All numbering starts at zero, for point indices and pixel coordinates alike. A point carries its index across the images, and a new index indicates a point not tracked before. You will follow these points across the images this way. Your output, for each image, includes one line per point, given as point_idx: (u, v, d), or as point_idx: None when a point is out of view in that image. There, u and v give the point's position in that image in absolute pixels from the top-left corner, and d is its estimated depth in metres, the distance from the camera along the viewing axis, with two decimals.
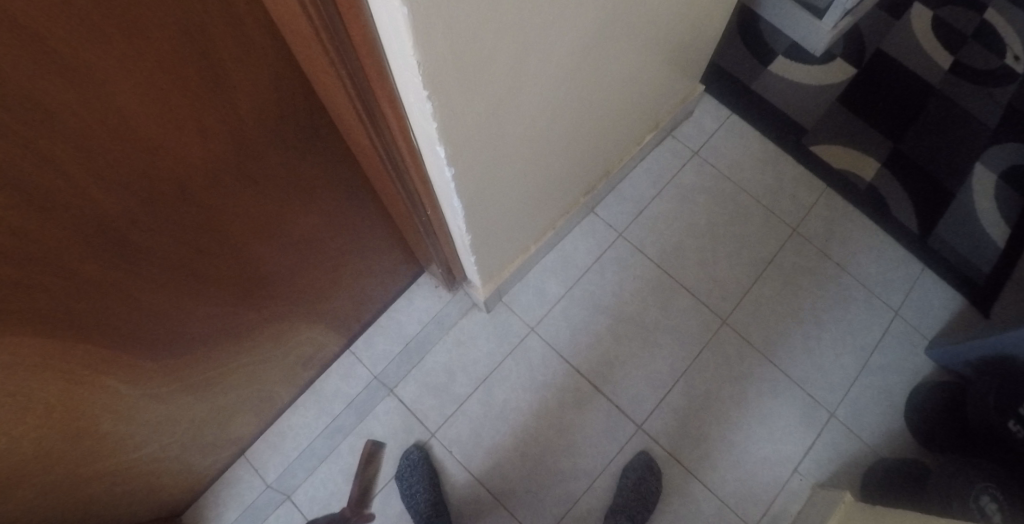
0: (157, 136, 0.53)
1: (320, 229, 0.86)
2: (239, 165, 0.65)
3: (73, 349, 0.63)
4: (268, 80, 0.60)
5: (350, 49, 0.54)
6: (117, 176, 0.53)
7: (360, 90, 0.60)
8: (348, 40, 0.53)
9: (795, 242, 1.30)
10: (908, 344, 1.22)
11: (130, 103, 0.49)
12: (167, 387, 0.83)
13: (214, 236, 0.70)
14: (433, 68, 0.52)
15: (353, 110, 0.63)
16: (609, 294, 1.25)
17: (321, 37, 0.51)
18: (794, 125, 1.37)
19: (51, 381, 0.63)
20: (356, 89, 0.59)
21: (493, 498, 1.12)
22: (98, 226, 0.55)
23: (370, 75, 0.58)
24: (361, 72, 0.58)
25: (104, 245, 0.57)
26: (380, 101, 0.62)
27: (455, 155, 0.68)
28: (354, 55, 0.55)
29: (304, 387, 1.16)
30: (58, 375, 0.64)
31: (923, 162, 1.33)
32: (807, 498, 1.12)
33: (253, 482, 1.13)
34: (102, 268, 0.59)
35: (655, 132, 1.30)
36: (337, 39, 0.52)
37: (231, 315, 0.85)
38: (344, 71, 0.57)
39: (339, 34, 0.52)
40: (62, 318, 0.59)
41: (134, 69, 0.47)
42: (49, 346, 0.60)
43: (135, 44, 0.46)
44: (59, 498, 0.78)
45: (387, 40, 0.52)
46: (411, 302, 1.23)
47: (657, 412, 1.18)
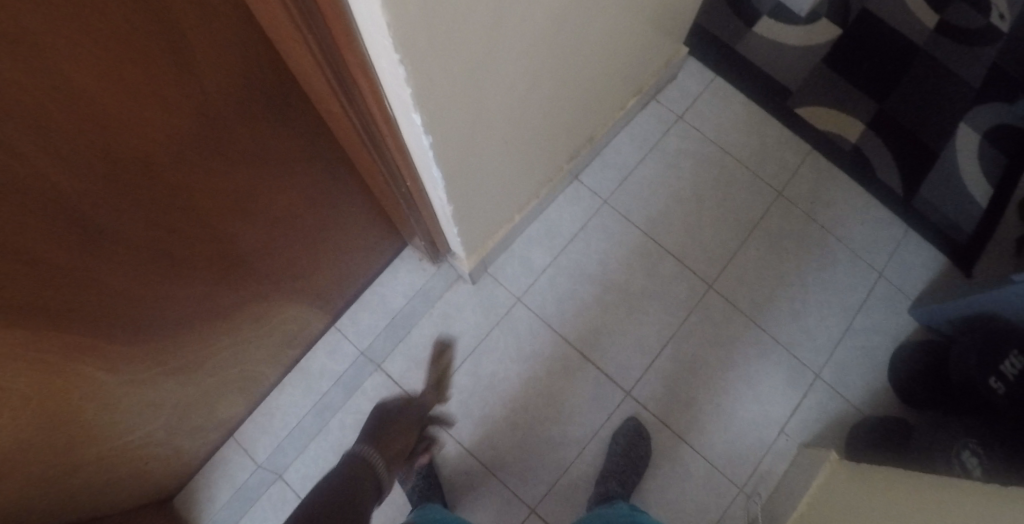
0: (118, 114, 0.51)
1: (296, 204, 0.84)
2: (209, 143, 0.63)
3: (49, 339, 0.62)
4: (232, 49, 0.57)
5: (317, 14, 0.51)
6: (80, 158, 0.51)
7: (330, 57, 0.57)
8: (315, 4, 0.50)
9: (781, 206, 1.29)
10: (892, 305, 1.23)
11: (87, 80, 0.46)
12: (149, 371, 0.81)
13: (186, 216, 0.68)
14: (405, 31, 0.49)
15: (323, 78, 0.60)
16: (596, 263, 1.24)
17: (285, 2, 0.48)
18: (779, 87, 1.35)
19: (28, 372, 0.62)
20: (327, 56, 0.57)
21: (485, 469, 1.13)
22: (64, 211, 0.53)
23: (340, 41, 0.55)
24: (330, 38, 0.55)
25: (71, 231, 0.55)
26: (351, 68, 0.60)
27: (432, 123, 0.66)
28: (322, 21, 0.52)
29: (290, 365, 1.15)
30: (35, 367, 0.62)
31: (907, 123, 1.33)
32: (792, 458, 1.14)
33: (245, 462, 1.12)
34: (71, 255, 0.57)
35: (638, 97, 1.27)
36: (302, 3, 0.49)
37: (211, 297, 0.83)
38: (312, 37, 0.54)
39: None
40: (35, 309, 0.57)
41: (90, 44, 0.44)
42: (23, 338, 0.58)
43: (89, 17, 0.43)
44: (49, 488, 0.77)
45: (355, 3, 0.49)
46: (396, 276, 1.21)
47: (644, 379, 1.18)
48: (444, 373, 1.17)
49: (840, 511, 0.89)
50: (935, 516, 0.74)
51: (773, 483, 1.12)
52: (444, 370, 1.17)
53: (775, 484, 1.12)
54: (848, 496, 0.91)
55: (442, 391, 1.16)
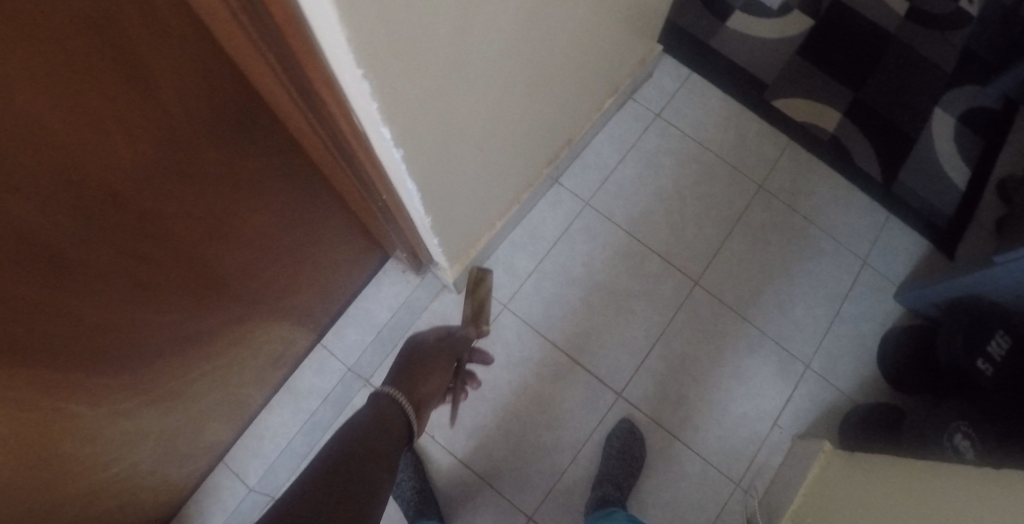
0: (79, 144, 0.50)
1: (273, 224, 0.84)
2: (179, 167, 0.62)
3: (25, 377, 0.60)
4: (196, 73, 0.57)
5: (277, 33, 0.50)
6: (42, 192, 0.50)
7: (294, 76, 0.56)
8: (274, 24, 0.48)
9: (762, 199, 1.30)
10: (878, 292, 1.23)
11: (44, 113, 0.45)
12: (130, 401, 0.80)
13: (158, 242, 0.67)
14: (366, 46, 0.48)
15: (288, 95, 0.59)
16: (581, 266, 1.24)
17: (240, 20, 0.47)
18: (755, 80, 1.36)
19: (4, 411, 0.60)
20: (291, 75, 0.56)
21: (479, 479, 1.12)
22: (31, 246, 0.52)
23: (302, 60, 0.53)
24: (293, 58, 0.54)
25: (39, 266, 0.54)
26: (316, 86, 0.58)
27: (402, 137, 0.65)
28: (283, 40, 0.51)
29: (278, 385, 1.14)
30: (11, 405, 0.61)
31: (884, 110, 1.33)
32: (787, 450, 1.14)
33: (236, 487, 1.11)
34: (42, 290, 0.56)
35: (615, 97, 1.27)
36: (259, 23, 0.48)
37: (191, 322, 0.82)
38: (273, 56, 0.52)
39: (262, 19, 0.47)
40: (8, 347, 0.56)
41: (42, 74, 0.43)
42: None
43: (39, 46, 0.42)
44: None
45: (317, 26, 0.47)
46: (380, 288, 1.20)
47: (635, 379, 1.18)
48: (481, 304, 1.17)
49: (846, 509, 0.87)
50: (939, 509, 0.73)
51: (769, 477, 1.12)
52: (481, 302, 1.17)
53: (771, 478, 1.12)
54: (852, 492, 0.90)
55: (481, 323, 1.14)
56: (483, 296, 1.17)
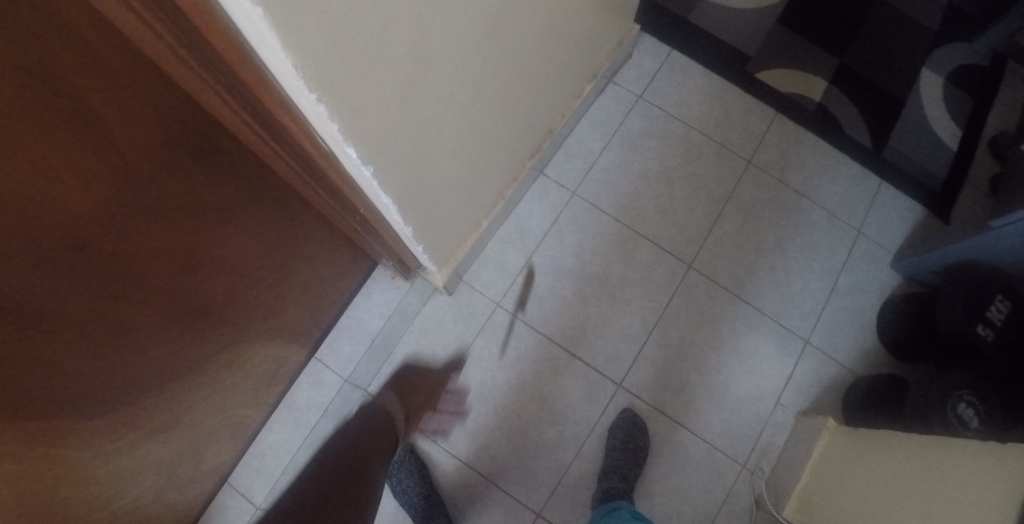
0: (37, 195, 0.49)
1: (246, 245, 0.83)
2: (141, 203, 0.61)
3: (7, 430, 0.59)
4: (134, 97, 0.57)
5: (219, 62, 0.47)
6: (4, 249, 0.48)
7: (247, 103, 0.55)
8: (215, 54, 0.46)
9: (752, 175, 1.27)
10: (874, 261, 1.22)
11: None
12: (124, 437, 0.79)
13: (130, 281, 0.66)
14: (315, 68, 0.46)
15: (242, 120, 0.58)
16: (571, 258, 1.22)
17: (180, 55, 0.45)
18: (737, 54, 1.33)
19: None
20: (240, 99, 0.54)
21: (484, 479, 1.11)
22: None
23: (247, 85, 0.51)
24: (240, 83, 0.51)
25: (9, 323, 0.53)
26: (268, 109, 0.56)
27: (368, 155, 0.64)
28: (228, 69, 0.49)
29: (275, 402, 1.12)
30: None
31: (871, 75, 1.30)
32: (792, 429, 1.13)
33: (242, 506, 1.09)
34: (16, 345, 0.55)
35: (595, 82, 1.24)
36: (200, 55, 0.45)
37: (179, 355, 0.81)
38: (218, 83, 0.50)
39: (200, 48, 0.45)
40: None
41: None
42: None
43: None
44: None
45: (265, 57, 0.45)
46: (370, 297, 1.17)
47: (635, 367, 1.17)
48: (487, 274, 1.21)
49: (858, 493, 0.86)
50: (949, 491, 0.71)
51: (775, 456, 1.12)
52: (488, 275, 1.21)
53: (778, 457, 1.11)
54: (862, 472, 0.88)
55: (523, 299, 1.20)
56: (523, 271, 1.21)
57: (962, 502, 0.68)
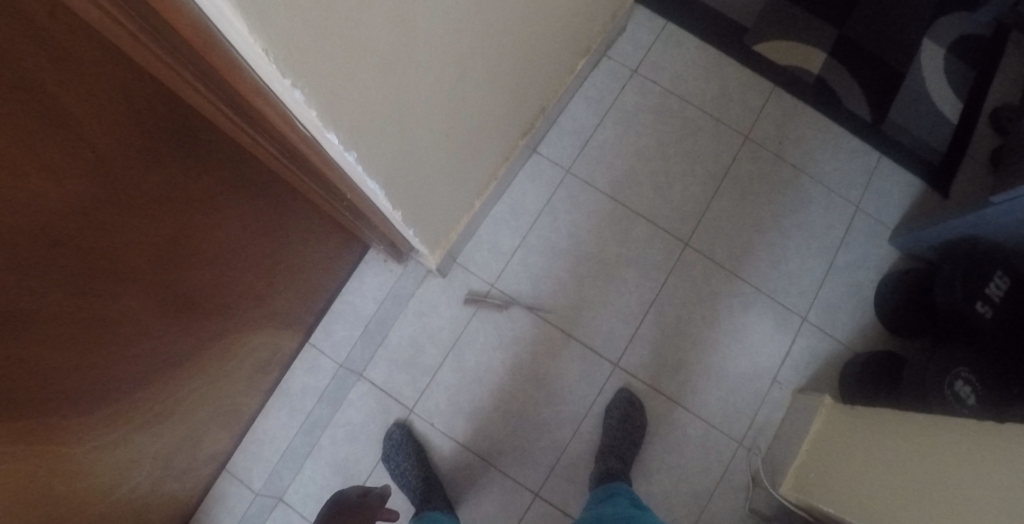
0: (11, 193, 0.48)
1: (232, 234, 0.82)
2: (118, 196, 0.60)
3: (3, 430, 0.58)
4: (112, 92, 0.56)
5: (182, 43, 0.46)
6: None
7: (214, 84, 0.54)
8: (173, 31, 0.44)
9: (749, 150, 1.25)
10: (873, 237, 1.20)
11: None
12: (120, 431, 0.78)
13: (113, 276, 0.64)
14: (286, 51, 0.44)
15: (211, 102, 0.57)
16: (566, 237, 1.20)
17: (141, 39, 0.44)
18: (733, 25, 1.29)
19: None
20: (204, 79, 0.52)
21: (482, 461, 1.11)
22: None
23: (216, 67, 0.50)
24: (206, 64, 0.50)
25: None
26: (236, 89, 0.55)
27: (350, 140, 0.62)
28: (192, 52, 0.48)
29: (271, 389, 1.11)
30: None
31: (871, 46, 1.27)
32: (788, 405, 1.13)
33: (242, 493, 1.09)
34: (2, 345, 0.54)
35: (588, 56, 1.21)
36: (159, 36, 0.44)
37: (169, 346, 0.80)
38: (182, 65, 0.49)
39: (158, 28, 0.43)
40: None
41: None
42: None
43: None
44: None
45: (234, 41, 0.43)
46: (363, 281, 1.16)
47: (631, 347, 1.16)
48: (482, 257, 1.19)
49: (857, 473, 0.86)
50: (946, 470, 0.71)
51: (772, 433, 1.12)
52: (489, 256, 1.19)
53: (774, 434, 1.12)
54: (859, 451, 0.89)
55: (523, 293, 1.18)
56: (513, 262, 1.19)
57: (959, 482, 0.68)
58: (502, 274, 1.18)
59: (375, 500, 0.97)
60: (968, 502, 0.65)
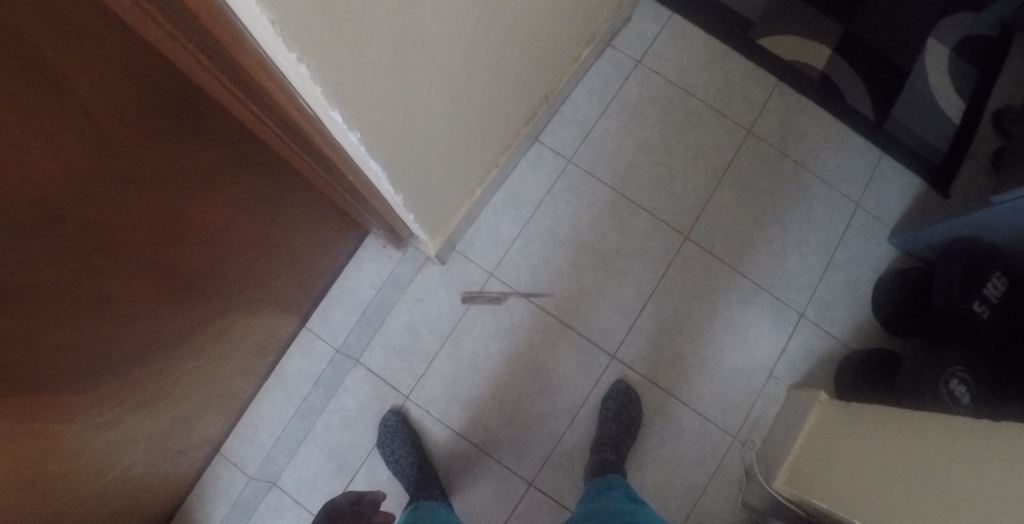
0: (9, 164, 0.47)
1: (231, 214, 0.81)
2: (118, 172, 0.59)
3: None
4: (119, 69, 0.55)
5: (187, 13, 0.45)
6: None
7: (219, 60, 0.53)
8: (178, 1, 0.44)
9: (751, 144, 1.25)
10: (872, 235, 1.21)
11: None
12: (115, 410, 0.78)
13: (111, 253, 0.64)
14: (295, 24, 0.43)
15: (216, 77, 0.56)
16: (566, 227, 1.20)
17: (145, 8, 0.43)
18: (739, 19, 1.29)
19: None
20: (209, 54, 0.52)
21: (477, 449, 1.11)
22: None
23: (221, 40, 0.49)
24: (210, 36, 0.49)
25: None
26: (243, 65, 0.54)
27: (355, 118, 0.61)
28: (198, 24, 0.47)
29: (266, 373, 1.11)
30: None
31: (876, 43, 1.27)
32: (783, 400, 1.14)
33: (236, 477, 1.09)
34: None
35: (593, 45, 1.20)
36: (164, 4, 0.44)
37: (166, 326, 0.79)
38: (186, 37, 0.48)
39: None
40: None
41: None
42: None
43: None
44: None
45: (242, 12, 0.43)
46: (361, 266, 1.16)
47: (629, 338, 1.16)
48: (481, 247, 1.18)
49: (852, 467, 0.86)
50: (941, 465, 0.72)
51: (766, 428, 1.13)
52: (488, 245, 1.18)
53: (769, 428, 1.12)
54: (854, 446, 0.89)
55: (521, 284, 1.17)
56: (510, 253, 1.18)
57: (953, 478, 0.69)
58: (501, 263, 1.18)
59: (369, 507, 0.87)
60: (961, 497, 0.65)
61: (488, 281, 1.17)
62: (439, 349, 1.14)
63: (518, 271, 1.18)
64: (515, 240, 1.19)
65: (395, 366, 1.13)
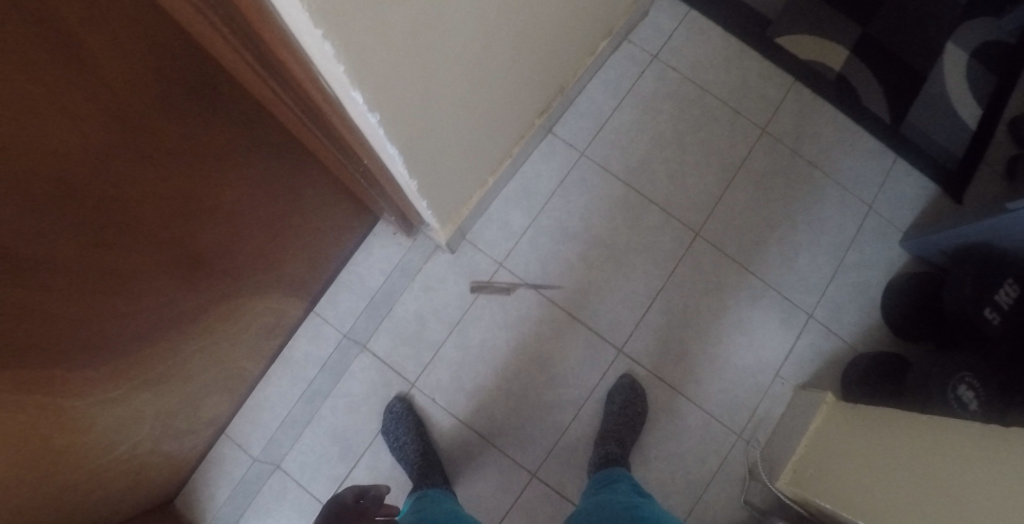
0: (32, 137, 0.47)
1: (246, 194, 0.81)
2: (135, 145, 0.59)
3: (13, 374, 0.58)
4: (146, 46, 0.54)
5: None
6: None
7: (245, 36, 0.53)
8: None
9: (765, 143, 1.24)
10: (882, 238, 1.21)
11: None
12: (125, 386, 0.78)
13: (127, 229, 0.64)
14: (322, 1, 0.43)
15: (241, 55, 0.56)
16: (577, 220, 1.19)
17: None
18: (757, 16, 1.28)
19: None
20: (236, 30, 0.51)
21: (482, 439, 1.11)
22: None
23: (248, 15, 0.49)
24: (235, 10, 0.49)
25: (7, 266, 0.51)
26: (267, 42, 0.54)
27: (376, 100, 0.61)
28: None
29: (273, 356, 1.11)
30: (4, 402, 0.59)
31: (894, 45, 1.26)
32: (789, 400, 1.14)
33: (241, 459, 1.09)
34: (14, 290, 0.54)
35: (609, 38, 1.19)
36: None
37: (176, 304, 0.79)
38: (214, 12, 0.48)
39: None
40: None
41: None
42: None
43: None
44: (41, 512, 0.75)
45: None
46: (370, 252, 1.16)
47: (636, 333, 1.16)
48: (492, 238, 1.18)
49: (856, 468, 0.87)
50: (945, 467, 0.72)
51: (770, 427, 1.13)
52: (499, 236, 1.18)
53: (774, 428, 1.12)
54: (859, 446, 0.90)
55: (530, 275, 1.17)
56: (520, 244, 1.18)
57: (957, 480, 0.69)
58: (511, 254, 1.17)
59: (373, 502, 0.87)
60: (965, 498, 0.66)
61: (497, 271, 1.17)
62: (446, 338, 1.14)
63: (527, 262, 1.17)
64: (526, 231, 1.18)
65: (402, 353, 1.13)
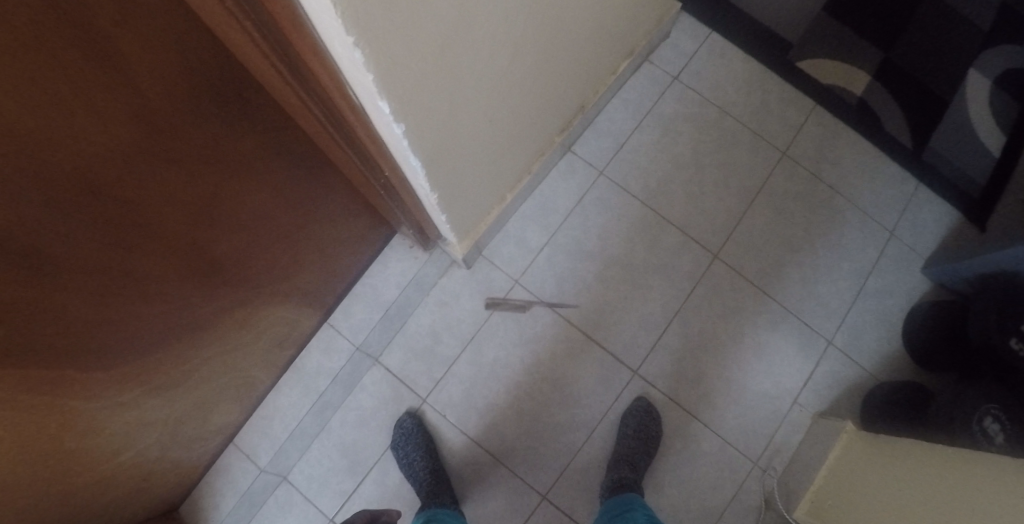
0: (61, 138, 0.48)
1: (266, 200, 0.81)
2: (160, 149, 0.59)
3: (27, 373, 0.58)
4: (178, 53, 0.55)
5: None
6: (25, 191, 0.47)
7: (276, 44, 0.53)
8: None
9: (785, 166, 1.24)
10: (905, 265, 1.19)
11: (27, 109, 0.44)
12: (137, 390, 0.78)
13: (149, 232, 0.64)
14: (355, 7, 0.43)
15: (270, 65, 0.56)
16: (594, 238, 1.19)
17: None
18: (778, 40, 1.28)
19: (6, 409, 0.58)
20: (270, 39, 0.52)
21: (492, 458, 1.10)
22: (20, 247, 0.50)
23: (281, 23, 0.49)
24: (269, 19, 0.49)
25: (28, 265, 0.52)
26: (300, 51, 0.55)
27: (401, 111, 0.60)
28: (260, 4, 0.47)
29: (285, 367, 1.10)
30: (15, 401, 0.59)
31: (916, 72, 1.25)
32: (807, 428, 1.11)
33: (248, 469, 1.08)
34: (34, 289, 0.54)
35: (631, 58, 1.20)
36: None
37: (193, 309, 0.79)
38: (248, 20, 0.48)
39: None
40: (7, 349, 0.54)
41: (30, 61, 0.42)
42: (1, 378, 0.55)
43: (33, 34, 0.41)
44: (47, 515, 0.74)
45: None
46: (387, 265, 1.15)
47: (652, 356, 1.15)
48: (509, 256, 1.17)
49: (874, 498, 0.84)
50: (965, 497, 0.71)
51: (788, 455, 1.10)
52: (515, 253, 1.17)
53: (790, 456, 1.10)
54: (878, 476, 0.87)
55: (546, 293, 1.16)
56: (537, 262, 1.17)
57: (979, 511, 0.67)
58: (527, 271, 1.17)
59: None
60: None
61: (512, 288, 1.16)
62: (459, 354, 1.13)
63: (542, 281, 1.16)
64: (542, 249, 1.18)
65: (414, 368, 1.12)
